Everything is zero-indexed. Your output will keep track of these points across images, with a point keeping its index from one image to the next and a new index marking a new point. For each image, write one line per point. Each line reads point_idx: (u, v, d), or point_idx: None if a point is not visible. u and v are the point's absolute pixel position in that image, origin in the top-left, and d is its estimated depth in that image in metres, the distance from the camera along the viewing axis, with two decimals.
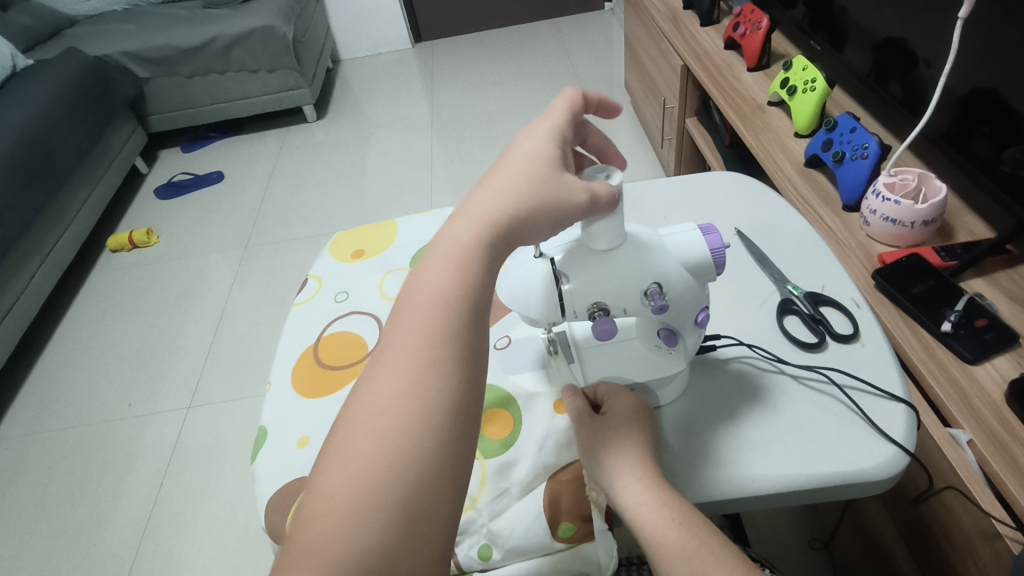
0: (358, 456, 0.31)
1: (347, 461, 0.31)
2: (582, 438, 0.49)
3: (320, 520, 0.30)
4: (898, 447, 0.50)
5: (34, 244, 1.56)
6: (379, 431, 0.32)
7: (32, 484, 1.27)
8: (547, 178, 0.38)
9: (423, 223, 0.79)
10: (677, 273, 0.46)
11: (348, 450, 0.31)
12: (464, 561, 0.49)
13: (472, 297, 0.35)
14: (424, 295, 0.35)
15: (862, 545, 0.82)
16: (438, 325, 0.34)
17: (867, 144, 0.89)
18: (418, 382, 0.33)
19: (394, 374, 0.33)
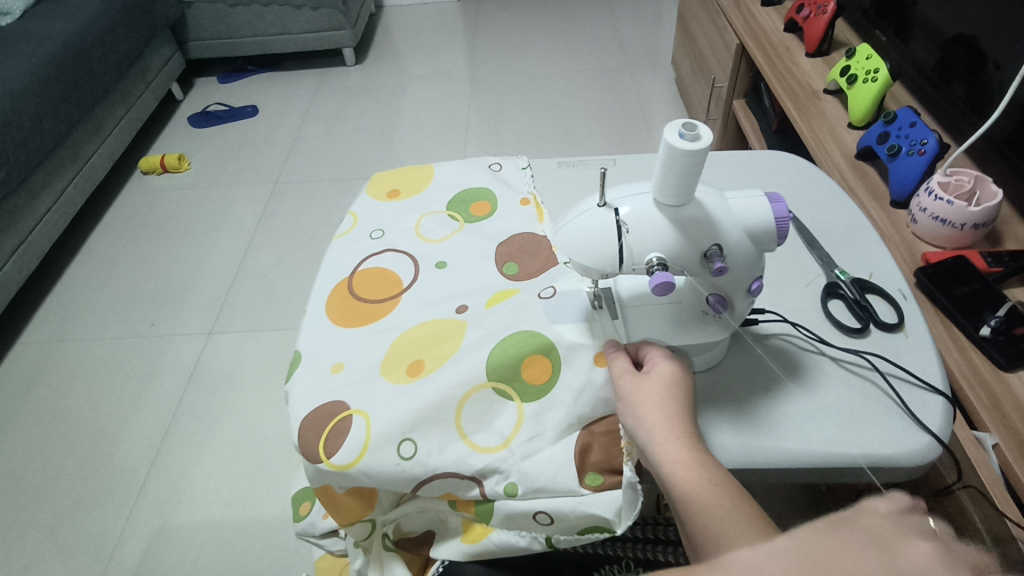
0: None
1: None
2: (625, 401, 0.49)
3: None
4: (932, 436, 0.50)
5: (68, 157, 1.56)
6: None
7: (52, 390, 1.31)
8: None
9: (460, 168, 0.78)
10: (739, 239, 0.46)
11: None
12: (490, 492, 0.51)
13: None
14: None
15: None
16: None
17: (926, 141, 0.87)
18: None
19: None
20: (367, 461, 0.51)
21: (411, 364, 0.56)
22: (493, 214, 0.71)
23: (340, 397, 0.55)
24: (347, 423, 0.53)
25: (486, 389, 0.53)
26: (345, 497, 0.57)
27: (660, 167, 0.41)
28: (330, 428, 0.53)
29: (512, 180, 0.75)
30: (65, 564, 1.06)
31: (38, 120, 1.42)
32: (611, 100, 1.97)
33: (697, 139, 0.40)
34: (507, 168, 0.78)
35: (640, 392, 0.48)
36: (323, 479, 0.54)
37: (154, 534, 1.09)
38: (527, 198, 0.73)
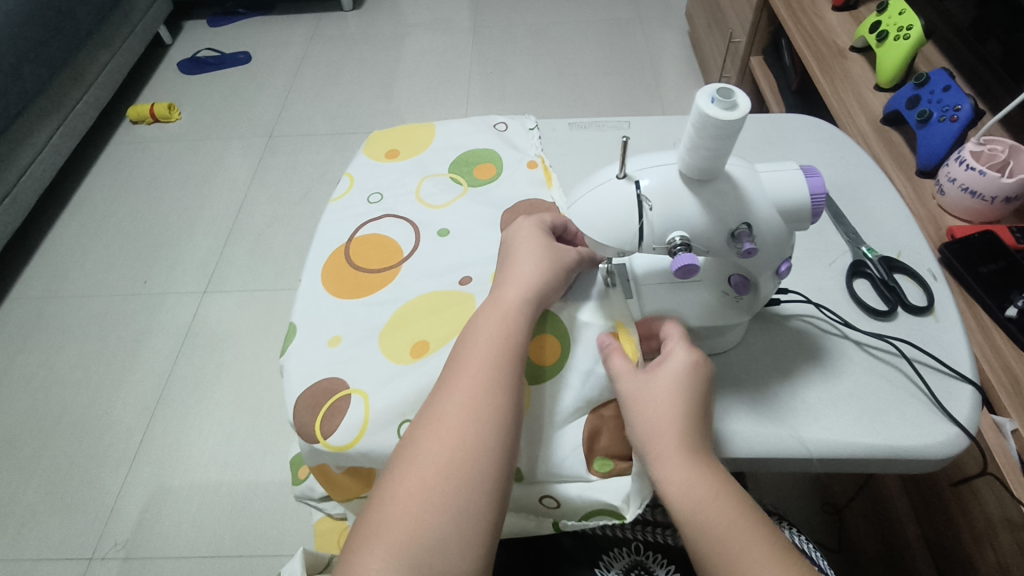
0: (471, 372, 0.45)
1: (465, 385, 0.44)
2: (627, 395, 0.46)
3: (472, 357, 0.45)
4: (960, 428, 0.47)
5: (52, 104, 1.49)
6: (422, 482, 0.41)
7: (45, 347, 1.28)
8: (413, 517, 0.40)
9: (463, 128, 0.73)
10: (770, 216, 0.42)
11: (480, 328, 0.46)
12: None
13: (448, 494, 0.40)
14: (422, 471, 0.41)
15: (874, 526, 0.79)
16: (455, 462, 0.41)
17: (960, 106, 0.81)
18: (459, 432, 0.42)
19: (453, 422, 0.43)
20: (366, 443, 0.49)
21: (412, 342, 0.53)
22: (498, 178, 0.67)
23: (337, 374, 0.53)
24: (344, 402, 0.51)
25: None
26: (343, 477, 0.55)
27: (690, 136, 0.37)
28: (327, 407, 0.51)
29: (519, 142, 0.70)
30: (65, 522, 1.06)
31: (16, 65, 1.35)
32: (620, 54, 1.88)
33: (731, 107, 0.35)
34: (513, 128, 0.72)
35: (644, 394, 0.45)
36: (320, 459, 0.52)
37: (151, 496, 1.08)
38: (534, 161, 0.68)
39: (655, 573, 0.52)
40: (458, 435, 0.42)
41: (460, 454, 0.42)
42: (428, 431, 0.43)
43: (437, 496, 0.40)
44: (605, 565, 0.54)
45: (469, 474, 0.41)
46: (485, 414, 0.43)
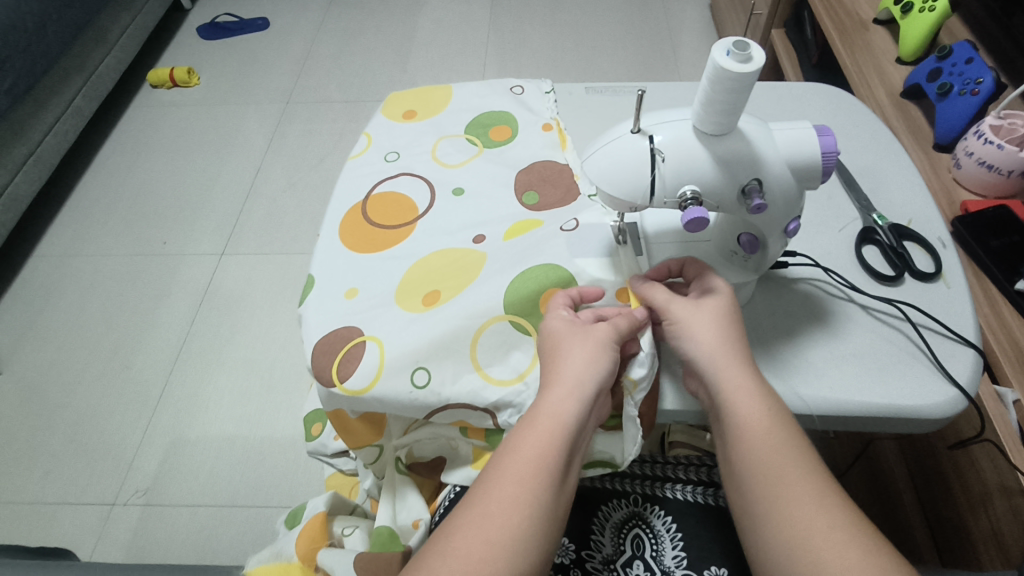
0: (560, 378, 0.45)
1: (554, 393, 0.45)
2: (699, 356, 0.46)
3: (559, 364, 0.46)
4: (960, 389, 0.48)
5: (75, 65, 1.50)
6: (512, 485, 0.42)
7: (69, 303, 1.32)
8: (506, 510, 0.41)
9: (479, 89, 0.73)
10: (782, 174, 0.43)
11: (565, 335, 0.47)
12: (505, 424, 0.51)
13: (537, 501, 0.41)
14: (511, 469, 0.42)
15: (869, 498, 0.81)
16: (543, 465, 0.42)
17: (982, 79, 0.81)
18: (549, 437, 0.43)
19: (539, 427, 0.44)
20: (380, 388, 0.51)
21: (426, 293, 0.55)
22: (513, 140, 0.67)
23: (354, 323, 0.55)
24: (360, 349, 0.53)
25: (502, 322, 0.52)
26: (356, 423, 0.58)
27: (705, 89, 0.38)
28: (343, 352, 0.53)
29: (534, 104, 0.71)
30: (89, 468, 1.10)
31: (41, 24, 1.35)
32: (638, 26, 1.86)
33: (747, 60, 0.36)
34: (529, 91, 0.72)
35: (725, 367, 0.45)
36: (336, 403, 0.54)
37: (171, 445, 1.12)
38: (550, 123, 0.68)
39: (654, 524, 0.55)
40: (552, 435, 0.43)
41: (548, 459, 0.42)
42: (521, 431, 0.44)
43: (515, 525, 0.40)
44: (603, 515, 0.56)
45: (551, 486, 0.42)
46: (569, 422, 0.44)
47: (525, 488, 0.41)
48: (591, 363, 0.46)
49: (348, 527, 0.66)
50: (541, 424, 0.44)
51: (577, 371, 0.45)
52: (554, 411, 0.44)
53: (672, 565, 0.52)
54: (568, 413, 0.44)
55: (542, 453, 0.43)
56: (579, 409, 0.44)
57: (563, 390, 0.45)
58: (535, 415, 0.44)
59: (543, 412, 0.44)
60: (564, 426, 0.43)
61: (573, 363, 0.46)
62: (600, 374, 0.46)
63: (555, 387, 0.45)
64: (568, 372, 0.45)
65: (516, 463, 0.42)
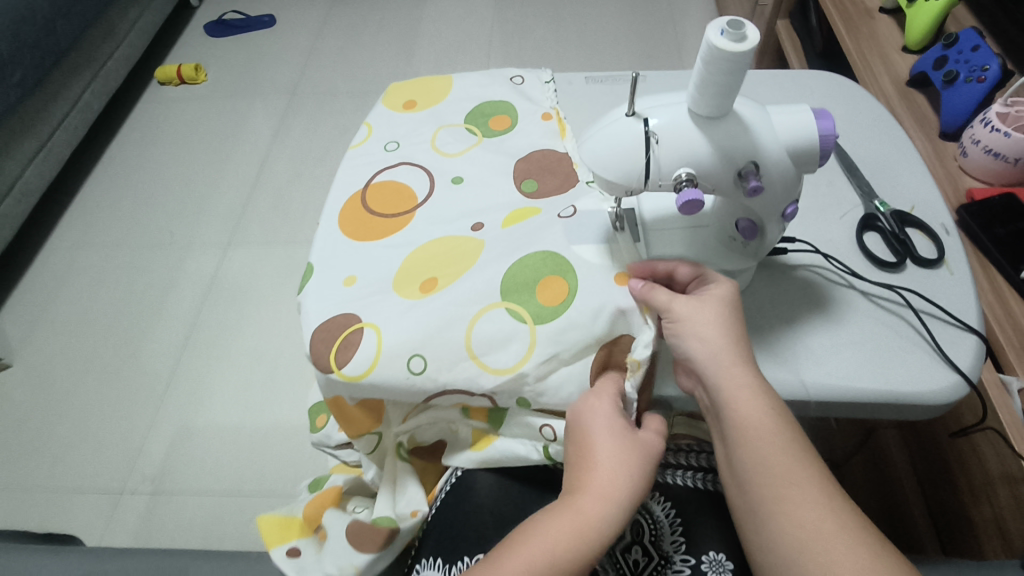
0: (601, 471, 0.45)
1: (594, 489, 0.44)
2: (699, 357, 0.45)
3: (600, 456, 0.45)
4: (961, 375, 0.47)
5: (82, 61, 1.51)
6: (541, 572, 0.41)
7: (76, 296, 1.33)
8: None
9: (479, 79, 0.73)
10: (779, 156, 0.42)
11: (602, 424, 0.46)
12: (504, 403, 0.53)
13: None
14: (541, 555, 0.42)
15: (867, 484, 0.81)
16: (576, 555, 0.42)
17: (988, 67, 0.80)
18: (588, 530, 0.43)
19: (571, 518, 0.43)
20: (377, 375, 0.51)
21: (423, 279, 0.55)
22: (513, 129, 0.67)
23: (352, 310, 0.55)
24: (357, 336, 0.53)
25: (499, 309, 0.51)
26: (355, 410, 0.57)
27: (700, 71, 0.38)
28: (341, 339, 0.53)
29: (533, 94, 0.71)
30: (96, 458, 1.11)
31: (50, 20, 1.36)
32: (643, 17, 1.85)
33: (741, 39, 0.36)
34: (529, 81, 0.72)
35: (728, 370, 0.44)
36: (335, 390, 0.54)
37: (176, 436, 1.13)
38: (549, 112, 0.68)
39: (654, 510, 0.55)
40: (585, 533, 0.43)
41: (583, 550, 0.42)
42: (555, 518, 0.44)
43: None
44: None
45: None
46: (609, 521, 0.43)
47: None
48: (627, 466, 0.45)
49: (359, 505, 0.66)
50: (579, 517, 0.43)
51: (614, 462, 0.45)
52: (591, 513, 0.43)
53: (671, 551, 0.52)
54: (601, 515, 0.43)
55: (569, 544, 0.42)
56: (616, 514, 0.44)
57: (602, 483, 0.44)
58: (576, 505, 0.44)
59: (581, 504, 0.44)
60: (597, 529, 0.43)
61: (613, 459, 0.45)
62: (636, 475, 0.45)
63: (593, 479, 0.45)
64: (607, 462, 0.45)
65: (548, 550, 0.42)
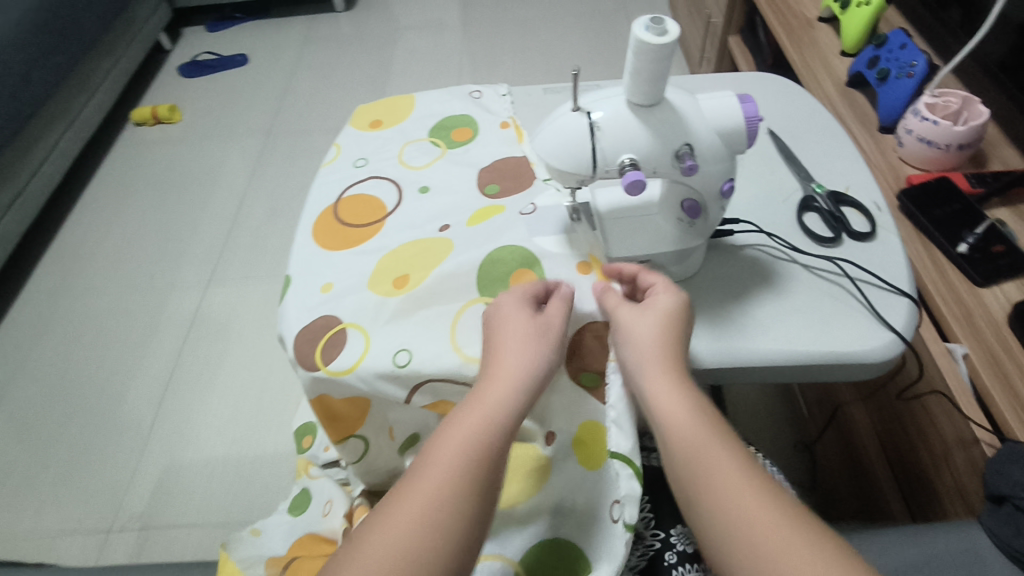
0: (494, 385, 0.46)
1: (482, 402, 0.45)
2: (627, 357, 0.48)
3: (492, 372, 0.47)
4: (895, 333, 0.51)
5: (59, 108, 1.55)
6: (433, 481, 0.41)
7: (59, 337, 1.34)
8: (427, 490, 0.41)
9: (440, 96, 0.78)
10: (710, 138, 0.46)
11: (499, 344, 0.49)
12: None
13: (455, 495, 0.41)
14: (435, 461, 0.42)
15: (840, 452, 0.87)
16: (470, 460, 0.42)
17: (915, 62, 0.86)
18: (474, 435, 0.43)
19: (461, 427, 0.44)
20: (362, 371, 0.54)
21: (395, 277, 0.58)
22: (475, 139, 0.71)
23: (330, 312, 0.58)
24: (342, 335, 0.56)
25: (478, 305, 0.55)
26: (342, 408, 0.59)
27: (630, 63, 0.42)
28: (325, 339, 0.56)
29: (492, 106, 0.75)
30: (83, 496, 1.11)
31: (26, 71, 1.40)
32: (605, 45, 1.94)
33: (663, 33, 0.40)
34: (486, 95, 0.77)
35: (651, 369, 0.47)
36: (320, 389, 0.56)
37: (165, 469, 1.13)
38: (507, 121, 0.73)
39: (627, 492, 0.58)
40: (473, 441, 0.43)
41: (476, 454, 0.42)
42: (448, 427, 0.44)
43: (428, 517, 0.40)
44: None
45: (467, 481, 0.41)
46: (503, 428, 0.44)
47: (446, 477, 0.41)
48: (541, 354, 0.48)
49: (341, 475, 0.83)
50: (466, 423, 0.44)
51: (511, 369, 0.47)
52: (482, 414, 0.44)
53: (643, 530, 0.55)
54: (506, 400, 0.45)
55: (477, 437, 0.43)
56: (509, 413, 0.45)
57: (499, 387, 0.46)
58: (462, 416, 0.45)
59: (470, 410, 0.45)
60: (502, 414, 0.45)
61: (505, 369, 0.47)
62: (536, 369, 0.47)
63: (485, 390, 0.46)
64: (501, 376, 0.47)
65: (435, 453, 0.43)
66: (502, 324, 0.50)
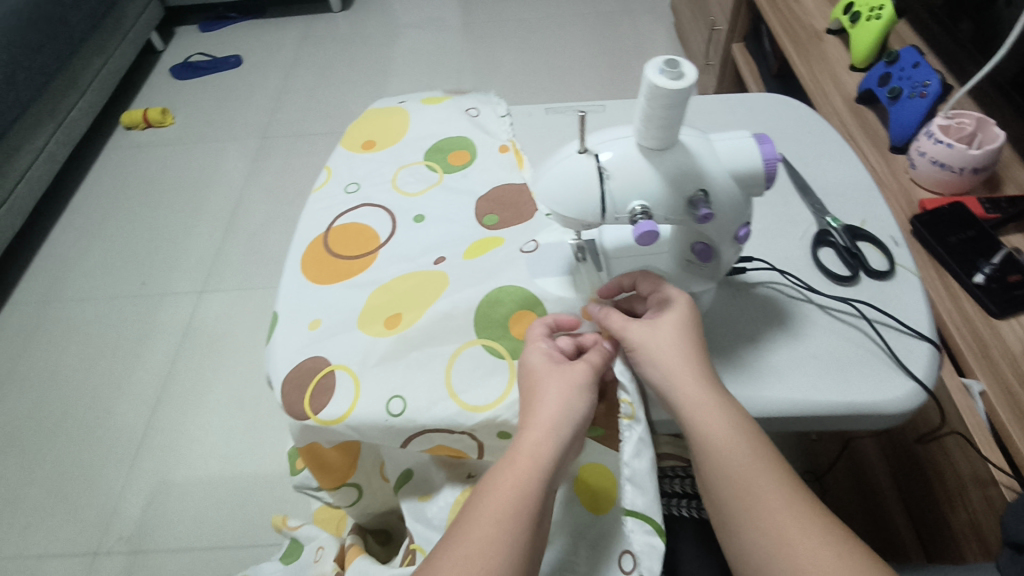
0: (532, 428, 0.44)
1: (524, 447, 0.43)
2: (655, 378, 0.46)
3: (529, 413, 0.45)
4: (917, 382, 0.49)
5: (47, 112, 1.51)
6: (480, 547, 0.40)
7: (47, 350, 1.31)
8: (478, 557, 0.40)
9: (437, 115, 0.75)
10: (724, 182, 0.44)
11: (536, 378, 0.46)
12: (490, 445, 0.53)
13: (509, 556, 0.40)
14: (481, 524, 0.41)
15: (854, 486, 0.86)
16: (515, 522, 0.41)
17: (929, 82, 0.83)
18: (519, 495, 0.42)
19: (505, 483, 0.42)
20: (353, 419, 0.51)
21: (387, 315, 0.56)
22: (472, 163, 0.69)
23: (319, 353, 0.55)
24: (330, 379, 0.53)
25: (475, 346, 0.53)
26: (331, 454, 0.58)
27: (642, 108, 0.39)
28: (313, 384, 0.53)
29: (491, 128, 0.72)
30: (70, 517, 1.09)
31: (10, 73, 1.37)
32: (608, 47, 1.90)
33: (678, 77, 0.37)
34: (485, 115, 0.74)
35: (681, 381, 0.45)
36: (309, 436, 0.54)
37: (154, 489, 1.11)
38: (506, 145, 0.70)
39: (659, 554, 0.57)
40: (518, 500, 0.42)
41: (519, 513, 0.41)
42: (489, 485, 0.43)
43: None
44: None
45: (516, 548, 0.40)
46: (546, 480, 0.43)
47: (492, 549, 0.40)
48: (587, 395, 0.46)
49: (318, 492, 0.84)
50: (507, 478, 0.43)
51: (551, 407, 0.45)
52: (526, 464, 0.43)
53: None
54: (549, 442, 0.43)
55: (523, 492, 0.42)
56: (554, 455, 0.43)
57: (541, 426, 0.44)
58: (504, 468, 0.43)
59: (514, 459, 0.43)
60: (544, 464, 0.43)
61: (545, 410, 0.45)
62: (575, 407, 0.45)
63: (524, 434, 0.44)
64: (540, 417, 0.44)
65: (478, 516, 0.42)
66: (533, 364, 0.47)
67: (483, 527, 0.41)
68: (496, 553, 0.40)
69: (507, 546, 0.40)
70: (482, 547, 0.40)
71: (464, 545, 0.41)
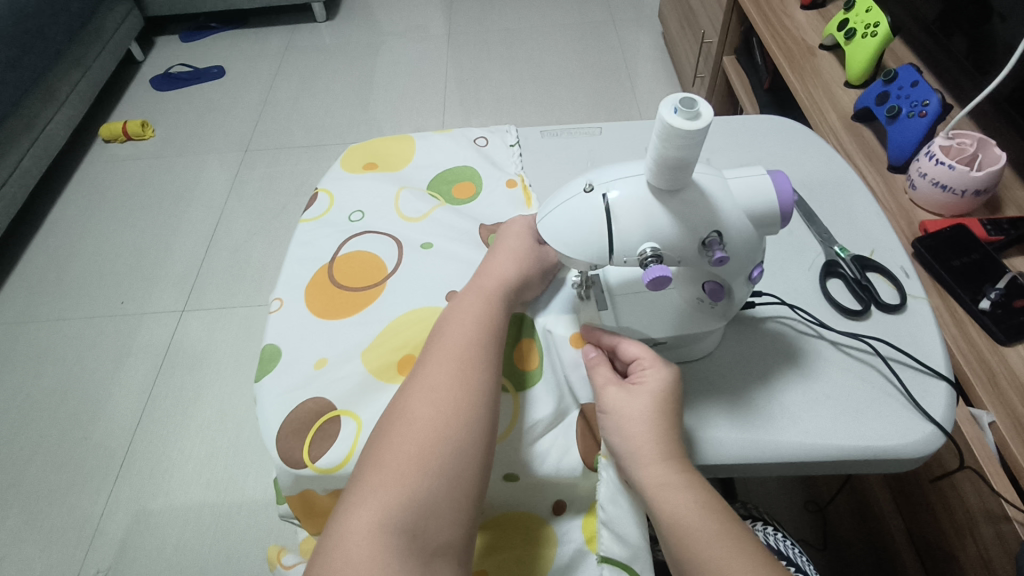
0: (457, 345, 0.48)
1: (449, 362, 0.47)
2: (623, 454, 0.45)
3: (456, 334, 0.49)
4: (936, 426, 0.47)
5: (23, 125, 1.46)
6: (410, 451, 0.43)
7: (21, 373, 1.26)
8: (410, 461, 0.43)
9: (441, 142, 0.73)
10: (739, 222, 0.42)
11: (462, 308, 0.50)
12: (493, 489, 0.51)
13: (438, 460, 0.43)
14: (411, 431, 0.44)
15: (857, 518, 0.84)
16: (444, 429, 0.44)
17: (928, 101, 0.82)
18: (448, 406, 0.45)
19: (433, 393, 0.46)
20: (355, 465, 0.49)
21: (401, 358, 0.54)
22: (478, 196, 0.67)
23: (320, 394, 0.52)
24: (334, 425, 0.51)
25: None
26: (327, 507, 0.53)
27: (656, 146, 0.37)
28: (315, 429, 0.50)
29: (499, 159, 0.70)
30: (45, 550, 1.04)
31: None
32: (595, 58, 1.89)
33: (695, 116, 0.35)
34: (493, 143, 0.72)
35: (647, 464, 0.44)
36: (303, 485, 0.50)
37: (132, 520, 1.06)
38: (514, 179, 0.68)
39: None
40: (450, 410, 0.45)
41: (448, 421, 0.45)
42: (418, 396, 0.46)
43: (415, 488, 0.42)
44: None
45: (447, 450, 0.44)
46: (476, 392, 0.46)
47: (423, 455, 0.43)
48: (485, 314, 0.50)
49: None
50: (435, 389, 0.46)
51: (472, 329, 0.49)
52: (452, 376, 0.46)
53: None
54: (474, 357, 0.47)
55: (453, 403, 0.45)
56: (481, 372, 0.47)
57: (464, 342, 0.48)
58: (432, 382, 0.47)
59: (438, 374, 0.47)
60: (472, 376, 0.47)
61: (468, 333, 0.49)
62: (494, 328, 0.49)
63: (451, 352, 0.48)
64: (466, 338, 0.48)
65: (408, 425, 0.45)
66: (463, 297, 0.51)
67: (413, 432, 0.44)
68: (427, 456, 0.43)
69: (438, 450, 0.44)
70: (413, 451, 0.43)
71: (395, 450, 0.44)
